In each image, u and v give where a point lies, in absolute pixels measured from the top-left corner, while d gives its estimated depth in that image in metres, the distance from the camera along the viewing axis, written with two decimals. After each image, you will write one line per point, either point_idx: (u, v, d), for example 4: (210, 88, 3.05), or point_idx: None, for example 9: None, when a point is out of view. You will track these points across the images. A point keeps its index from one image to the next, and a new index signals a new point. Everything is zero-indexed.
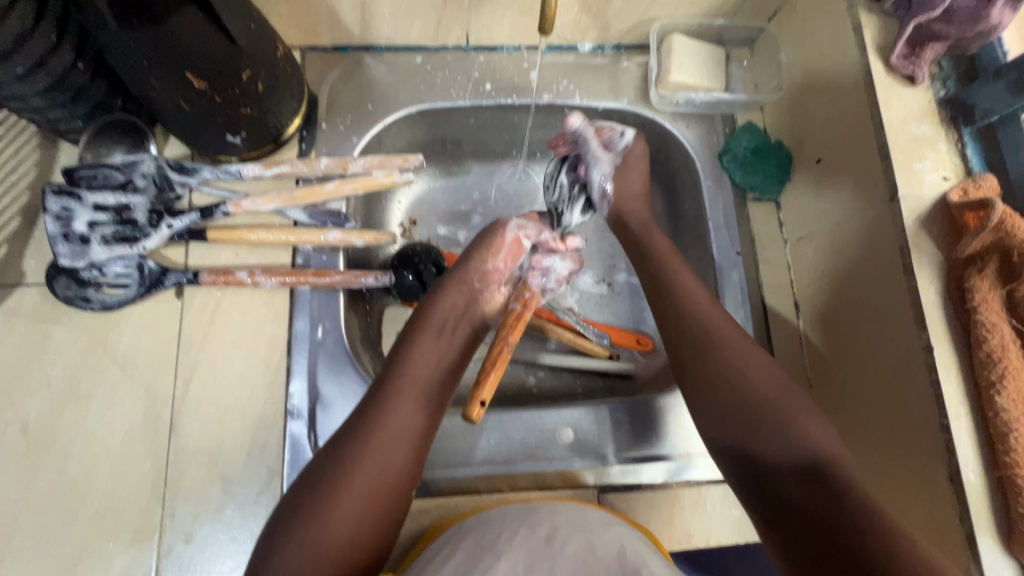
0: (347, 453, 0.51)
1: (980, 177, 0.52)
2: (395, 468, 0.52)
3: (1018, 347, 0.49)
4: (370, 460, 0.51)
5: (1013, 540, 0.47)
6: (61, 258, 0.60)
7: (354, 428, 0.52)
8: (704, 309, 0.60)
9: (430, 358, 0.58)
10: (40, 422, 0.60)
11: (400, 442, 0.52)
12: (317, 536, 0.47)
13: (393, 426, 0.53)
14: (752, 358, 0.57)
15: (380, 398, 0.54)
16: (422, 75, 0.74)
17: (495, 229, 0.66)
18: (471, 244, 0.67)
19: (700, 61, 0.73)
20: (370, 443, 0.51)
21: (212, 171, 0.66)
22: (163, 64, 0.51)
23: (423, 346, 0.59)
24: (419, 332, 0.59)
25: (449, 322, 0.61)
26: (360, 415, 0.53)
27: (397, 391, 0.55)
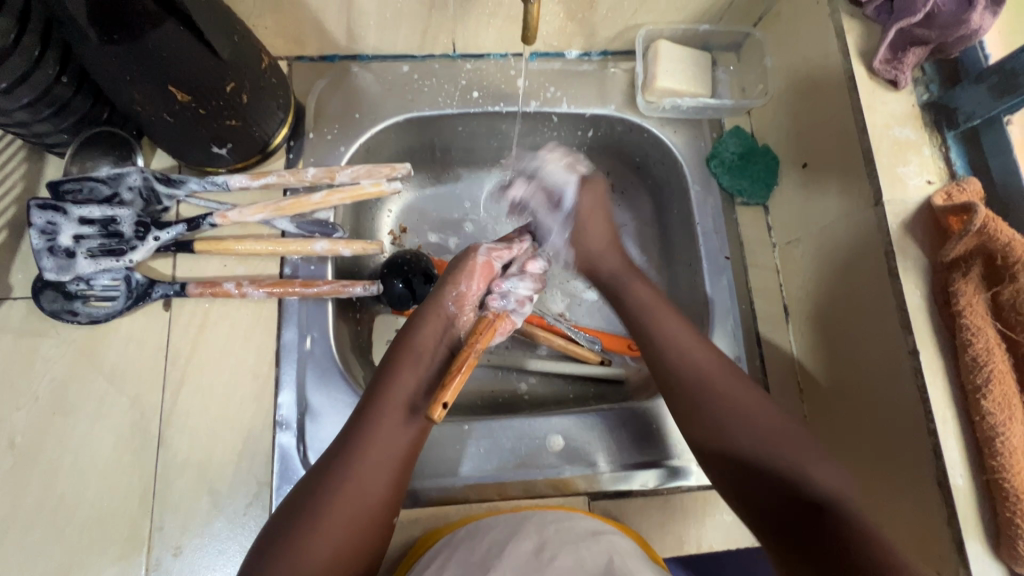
0: (329, 479, 0.52)
1: (962, 181, 0.53)
2: (382, 476, 0.53)
3: (1002, 350, 0.50)
4: (360, 470, 0.52)
5: (1001, 544, 0.47)
6: (46, 272, 0.60)
7: (344, 440, 0.54)
8: (690, 346, 0.60)
9: (413, 375, 0.58)
10: (28, 436, 0.60)
11: (388, 451, 0.53)
12: (302, 556, 0.48)
13: (381, 435, 0.54)
14: (743, 398, 0.56)
15: (369, 408, 0.56)
16: (409, 83, 0.74)
17: (467, 253, 0.63)
18: (449, 264, 0.65)
19: (686, 67, 0.73)
20: (358, 455, 0.53)
21: (198, 183, 0.65)
22: (145, 78, 0.51)
23: (409, 360, 0.58)
24: (398, 361, 0.58)
25: (430, 343, 0.60)
26: (350, 426, 0.55)
27: (383, 401, 0.56)
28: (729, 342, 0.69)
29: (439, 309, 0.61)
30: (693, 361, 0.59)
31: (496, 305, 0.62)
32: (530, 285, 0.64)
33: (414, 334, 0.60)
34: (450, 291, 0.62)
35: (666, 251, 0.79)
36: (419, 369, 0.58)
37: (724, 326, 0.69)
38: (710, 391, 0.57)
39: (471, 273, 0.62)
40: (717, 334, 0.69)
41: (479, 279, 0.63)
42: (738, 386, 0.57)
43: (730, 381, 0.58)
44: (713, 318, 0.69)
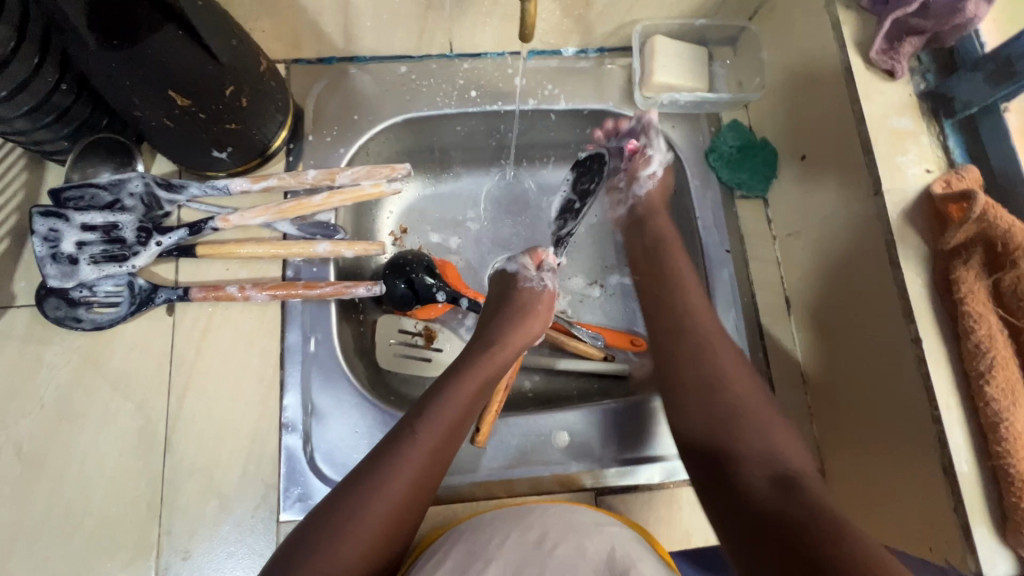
0: (398, 449, 0.53)
1: (961, 169, 0.53)
2: (434, 477, 0.53)
3: (1005, 337, 0.50)
4: (418, 469, 0.52)
5: (1007, 529, 0.47)
6: (50, 279, 0.61)
7: (402, 437, 0.54)
8: (709, 328, 0.63)
9: (479, 387, 0.59)
10: (34, 443, 0.60)
11: (443, 455, 0.54)
12: (359, 519, 0.49)
13: (444, 440, 0.54)
14: (739, 374, 0.60)
15: (433, 409, 0.56)
16: (407, 84, 0.74)
17: (548, 266, 0.70)
18: (513, 287, 0.68)
19: (683, 61, 0.73)
20: (413, 455, 0.52)
21: (200, 187, 0.66)
22: (145, 83, 0.51)
23: (479, 370, 0.60)
24: (479, 348, 0.62)
25: (514, 335, 0.65)
26: (410, 426, 0.54)
27: (452, 406, 0.56)
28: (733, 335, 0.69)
29: (516, 331, 0.64)
30: (711, 343, 0.62)
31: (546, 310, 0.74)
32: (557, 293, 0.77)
33: (488, 348, 0.62)
34: (528, 315, 0.66)
35: None
36: (485, 383, 0.60)
37: (727, 319, 0.69)
38: (706, 362, 0.61)
39: (548, 308, 0.68)
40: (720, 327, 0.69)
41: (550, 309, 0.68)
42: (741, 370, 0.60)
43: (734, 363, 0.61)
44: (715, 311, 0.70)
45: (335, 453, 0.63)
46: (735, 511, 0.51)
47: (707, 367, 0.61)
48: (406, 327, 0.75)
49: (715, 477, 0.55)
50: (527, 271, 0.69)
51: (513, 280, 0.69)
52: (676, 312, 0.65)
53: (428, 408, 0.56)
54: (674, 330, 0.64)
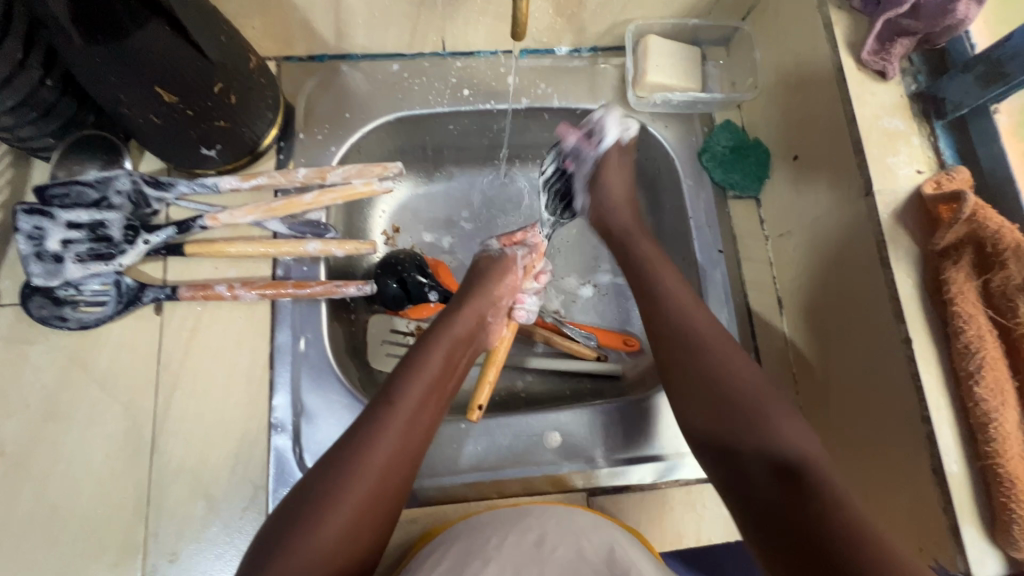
0: (350, 457, 0.50)
1: (952, 170, 0.53)
2: (408, 451, 0.53)
3: (994, 338, 0.50)
4: (388, 442, 0.52)
5: (996, 529, 0.48)
6: (35, 278, 0.59)
7: (371, 415, 0.54)
8: (703, 329, 0.59)
9: (444, 359, 0.60)
10: (19, 444, 0.59)
11: (414, 428, 0.54)
12: (313, 536, 0.46)
13: (411, 413, 0.54)
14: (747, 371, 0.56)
15: (399, 384, 0.56)
16: (399, 82, 0.74)
17: (506, 265, 0.69)
18: (477, 266, 0.69)
19: (677, 61, 0.73)
20: (382, 429, 0.52)
21: (189, 185, 0.65)
22: (131, 80, 0.50)
23: (443, 342, 0.61)
24: (428, 347, 0.60)
25: (465, 333, 0.63)
26: (377, 404, 0.55)
27: (417, 379, 0.57)
28: None
29: (478, 302, 0.65)
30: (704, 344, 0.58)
31: (519, 314, 0.70)
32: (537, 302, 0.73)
33: (449, 321, 0.63)
34: (488, 291, 0.66)
35: (659, 246, 0.80)
36: (452, 356, 0.61)
37: (719, 319, 0.69)
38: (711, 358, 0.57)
39: (509, 279, 0.68)
40: None
41: (513, 280, 0.69)
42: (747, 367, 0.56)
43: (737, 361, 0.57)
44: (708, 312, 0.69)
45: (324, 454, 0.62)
46: (761, 520, 0.48)
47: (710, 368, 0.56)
48: (398, 327, 0.76)
49: (738, 482, 0.52)
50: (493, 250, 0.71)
51: (480, 260, 0.70)
52: (671, 315, 0.60)
53: (393, 384, 0.56)
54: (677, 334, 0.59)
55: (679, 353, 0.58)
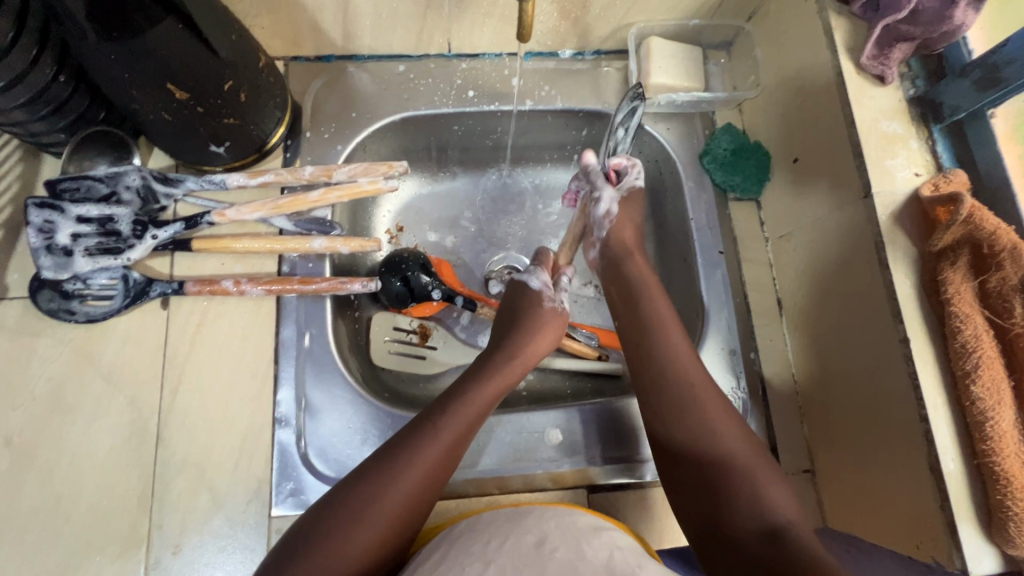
0: (386, 480, 0.51)
1: (949, 173, 0.54)
2: (440, 479, 0.54)
3: (991, 337, 0.50)
4: (426, 466, 0.53)
5: (993, 527, 0.48)
6: (45, 270, 0.60)
7: (414, 434, 0.55)
8: (689, 378, 0.59)
9: (490, 396, 0.60)
10: (25, 435, 0.60)
11: (450, 460, 0.55)
12: (338, 549, 0.47)
13: (452, 442, 0.55)
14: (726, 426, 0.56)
15: (446, 416, 0.56)
16: (405, 83, 0.75)
17: (553, 312, 0.68)
18: (531, 303, 0.68)
19: (678, 64, 0.74)
20: (429, 444, 0.54)
21: (196, 181, 0.66)
22: (144, 76, 0.51)
23: (491, 375, 0.61)
24: (476, 382, 0.60)
25: (511, 372, 0.63)
26: (422, 425, 0.56)
27: (463, 411, 0.57)
28: (725, 336, 0.70)
29: (527, 342, 0.65)
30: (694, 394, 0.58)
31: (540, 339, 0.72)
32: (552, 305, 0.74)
33: (499, 358, 0.63)
34: (542, 330, 0.66)
35: (660, 247, 0.81)
36: (498, 390, 0.61)
37: (719, 319, 0.70)
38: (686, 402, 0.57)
39: (560, 323, 0.68)
40: (712, 328, 0.70)
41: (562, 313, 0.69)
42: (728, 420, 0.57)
43: (717, 412, 0.57)
44: (708, 312, 0.70)
45: (328, 448, 0.63)
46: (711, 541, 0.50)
47: (680, 418, 0.57)
48: (401, 324, 0.76)
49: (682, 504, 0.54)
50: (548, 293, 0.69)
51: (532, 294, 0.69)
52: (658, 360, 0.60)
53: (441, 408, 0.57)
54: (660, 378, 0.59)
55: (659, 408, 0.58)
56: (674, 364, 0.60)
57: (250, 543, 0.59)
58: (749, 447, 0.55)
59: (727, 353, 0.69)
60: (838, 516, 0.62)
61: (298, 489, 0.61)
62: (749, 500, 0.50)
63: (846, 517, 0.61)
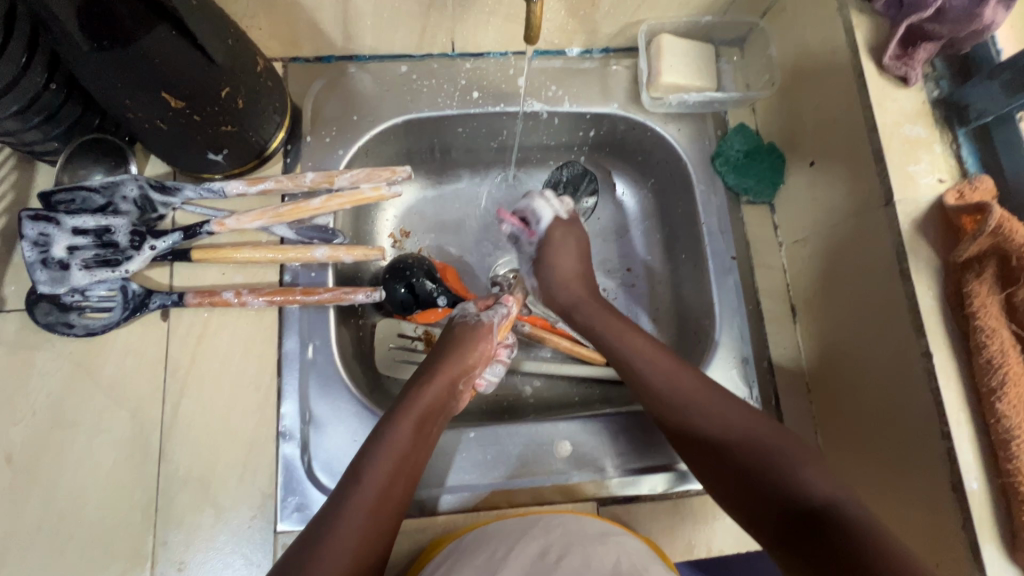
0: (319, 540, 0.48)
1: (975, 179, 0.52)
2: (370, 542, 0.50)
3: (1018, 352, 0.49)
4: (347, 530, 0.49)
5: (1017, 548, 0.47)
6: (41, 285, 0.59)
7: (334, 504, 0.51)
8: (679, 386, 0.59)
9: (410, 436, 0.56)
10: (26, 451, 0.59)
11: (383, 503, 0.52)
12: None
13: (377, 492, 0.52)
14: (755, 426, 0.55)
15: (364, 464, 0.53)
16: (407, 84, 0.73)
17: (476, 328, 0.64)
18: (452, 331, 0.65)
19: (690, 61, 0.72)
20: (356, 492, 0.51)
21: (194, 190, 0.63)
22: (137, 85, 0.49)
23: (409, 412, 0.57)
24: (397, 419, 0.56)
25: (433, 404, 0.59)
26: (341, 489, 0.52)
27: (382, 460, 0.53)
28: (737, 343, 0.68)
29: (447, 371, 0.61)
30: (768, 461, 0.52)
31: (480, 381, 0.65)
32: (502, 365, 0.67)
33: (417, 392, 0.59)
34: (463, 350, 0.63)
35: (670, 251, 0.79)
36: (417, 427, 0.57)
37: (731, 328, 0.68)
38: (691, 416, 0.57)
39: (485, 340, 0.64)
40: (724, 336, 0.68)
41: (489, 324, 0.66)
42: (739, 415, 0.56)
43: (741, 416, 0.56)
44: (720, 320, 0.69)
45: (333, 462, 0.62)
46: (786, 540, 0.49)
47: (696, 415, 0.57)
48: (406, 331, 0.75)
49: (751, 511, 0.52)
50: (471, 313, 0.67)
51: (455, 325, 0.66)
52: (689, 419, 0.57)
53: (357, 463, 0.53)
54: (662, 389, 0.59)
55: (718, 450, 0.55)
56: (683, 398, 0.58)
57: (255, 558, 0.58)
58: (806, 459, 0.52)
59: (739, 361, 0.68)
60: None
61: (304, 504, 0.60)
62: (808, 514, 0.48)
63: None
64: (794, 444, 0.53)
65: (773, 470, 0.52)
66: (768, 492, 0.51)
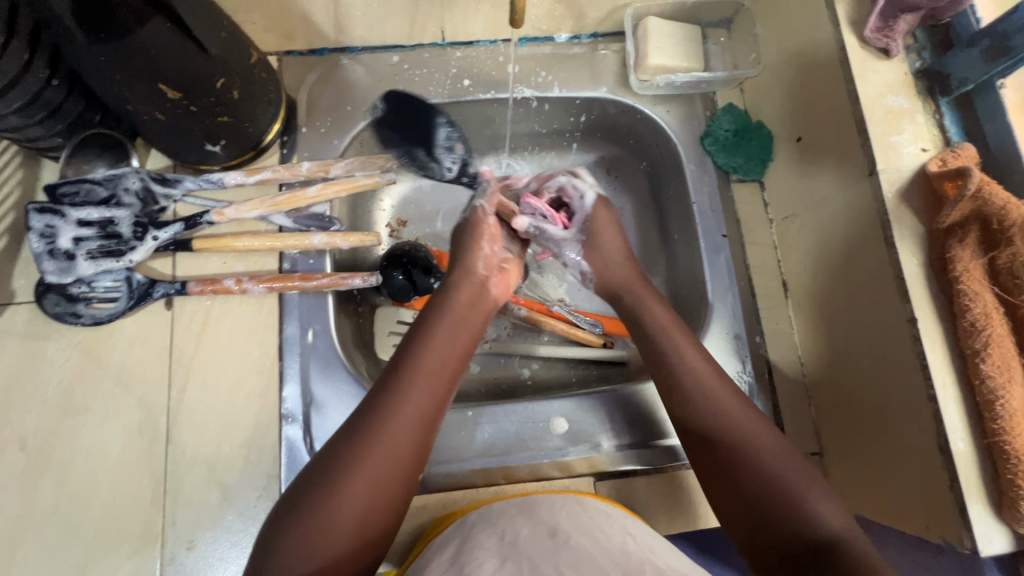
0: (357, 432, 0.51)
1: (957, 147, 0.53)
2: (407, 439, 0.52)
3: (1001, 315, 0.49)
4: (383, 433, 0.51)
5: (1003, 506, 0.47)
6: (49, 275, 0.61)
7: (372, 403, 0.54)
8: (706, 378, 0.58)
9: (444, 344, 0.59)
10: (39, 437, 0.61)
11: (421, 404, 0.54)
12: (326, 509, 0.47)
13: (412, 402, 0.54)
14: (765, 441, 0.53)
15: (399, 369, 0.56)
16: (399, 73, 0.74)
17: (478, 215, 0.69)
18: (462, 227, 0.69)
19: (677, 43, 0.73)
20: (394, 396, 0.54)
21: (195, 181, 0.66)
22: (135, 77, 0.51)
23: (426, 374, 0.56)
24: (428, 325, 0.60)
25: (464, 309, 0.62)
26: (378, 390, 0.54)
27: (418, 363, 0.56)
28: (730, 319, 0.69)
29: (467, 275, 0.65)
30: (764, 463, 0.52)
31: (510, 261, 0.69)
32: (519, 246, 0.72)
33: (445, 301, 0.62)
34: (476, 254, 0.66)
35: (663, 232, 0.80)
36: (450, 334, 0.60)
37: (724, 304, 0.69)
38: (698, 402, 0.57)
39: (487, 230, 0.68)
40: (717, 312, 0.69)
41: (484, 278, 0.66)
42: (761, 428, 0.54)
43: (766, 440, 0.53)
44: (713, 297, 0.69)
45: None
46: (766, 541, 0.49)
47: (696, 401, 0.57)
48: (404, 317, 0.77)
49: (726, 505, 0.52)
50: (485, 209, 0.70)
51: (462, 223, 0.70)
52: (699, 406, 0.56)
53: (393, 368, 0.56)
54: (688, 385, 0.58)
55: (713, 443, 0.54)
56: (696, 386, 0.57)
57: None
58: (802, 468, 0.52)
59: (732, 336, 0.68)
60: (849, 497, 0.62)
61: None
62: (797, 522, 0.48)
63: (856, 499, 0.61)
64: (798, 465, 0.52)
65: (772, 480, 0.51)
66: (757, 496, 0.51)
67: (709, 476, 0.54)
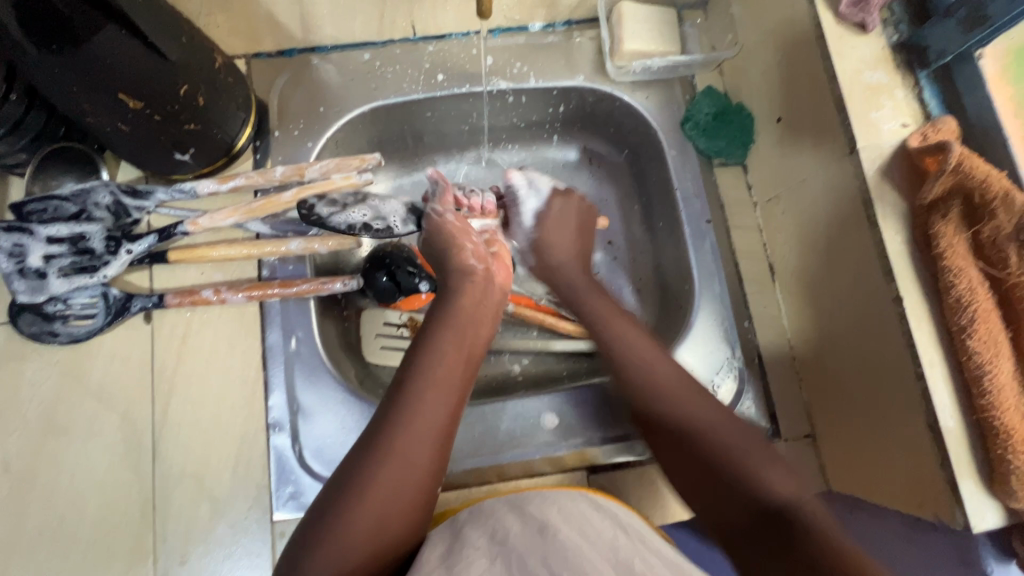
0: (380, 437, 0.51)
1: (937, 121, 0.52)
2: (427, 444, 0.51)
3: (986, 289, 0.49)
4: (401, 438, 0.50)
5: (994, 481, 0.47)
6: (20, 295, 0.60)
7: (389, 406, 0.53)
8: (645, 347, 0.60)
9: (455, 346, 0.57)
10: (22, 459, 0.60)
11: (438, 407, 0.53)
12: (346, 521, 0.47)
13: (429, 404, 0.53)
14: (705, 410, 0.54)
15: (412, 372, 0.55)
16: (372, 71, 0.73)
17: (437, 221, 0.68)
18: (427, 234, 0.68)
19: (652, 27, 0.72)
20: (411, 398, 0.53)
21: (167, 192, 0.64)
22: (93, 88, 0.49)
23: (435, 390, 0.54)
24: (438, 326, 0.59)
25: (470, 308, 0.61)
26: (395, 393, 0.54)
27: (432, 364, 0.55)
28: (717, 305, 0.68)
29: (457, 271, 0.64)
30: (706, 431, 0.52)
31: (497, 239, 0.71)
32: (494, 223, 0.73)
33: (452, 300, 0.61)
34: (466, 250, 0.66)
35: (648, 220, 0.79)
36: (460, 335, 0.59)
37: (711, 290, 0.68)
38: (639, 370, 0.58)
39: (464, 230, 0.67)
40: (704, 298, 0.68)
41: (485, 270, 0.65)
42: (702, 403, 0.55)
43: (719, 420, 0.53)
44: (699, 283, 0.69)
45: (323, 449, 0.62)
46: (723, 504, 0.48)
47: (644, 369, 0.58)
48: (391, 319, 0.76)
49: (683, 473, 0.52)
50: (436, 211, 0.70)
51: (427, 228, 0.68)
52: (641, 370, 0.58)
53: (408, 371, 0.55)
54: (664, 372, 0.58)
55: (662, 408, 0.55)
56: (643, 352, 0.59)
57: (255, 547, 0.60)
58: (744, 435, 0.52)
59: (720, 322, 0.68)
60: (842, 478, 0.62)
61: (298, 492, 0.61)
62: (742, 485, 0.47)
63: (849, 480, 0.61)
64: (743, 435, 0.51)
65: (723, 450, 0.50)
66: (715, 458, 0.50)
67: (664, 445, 0.54)
